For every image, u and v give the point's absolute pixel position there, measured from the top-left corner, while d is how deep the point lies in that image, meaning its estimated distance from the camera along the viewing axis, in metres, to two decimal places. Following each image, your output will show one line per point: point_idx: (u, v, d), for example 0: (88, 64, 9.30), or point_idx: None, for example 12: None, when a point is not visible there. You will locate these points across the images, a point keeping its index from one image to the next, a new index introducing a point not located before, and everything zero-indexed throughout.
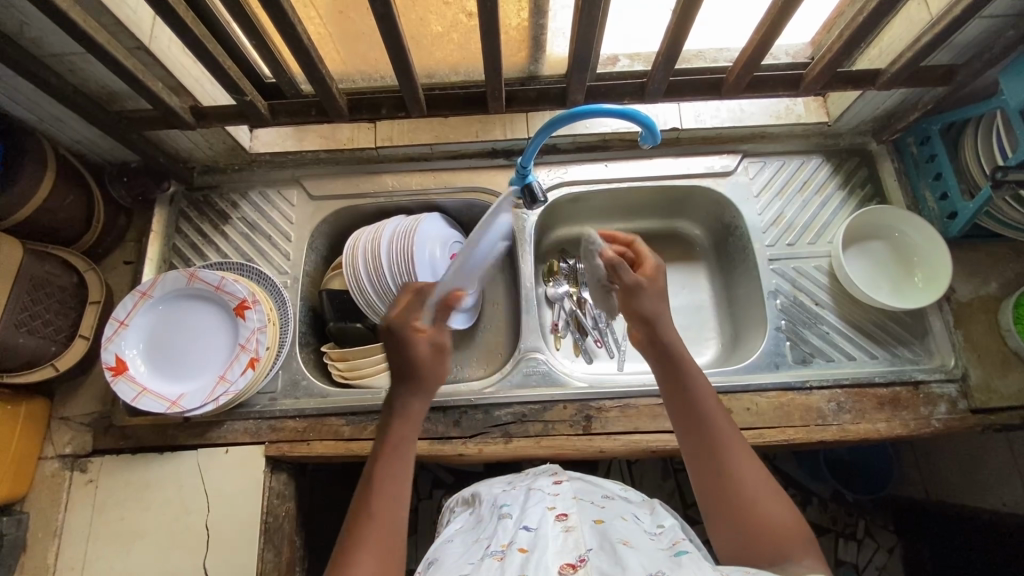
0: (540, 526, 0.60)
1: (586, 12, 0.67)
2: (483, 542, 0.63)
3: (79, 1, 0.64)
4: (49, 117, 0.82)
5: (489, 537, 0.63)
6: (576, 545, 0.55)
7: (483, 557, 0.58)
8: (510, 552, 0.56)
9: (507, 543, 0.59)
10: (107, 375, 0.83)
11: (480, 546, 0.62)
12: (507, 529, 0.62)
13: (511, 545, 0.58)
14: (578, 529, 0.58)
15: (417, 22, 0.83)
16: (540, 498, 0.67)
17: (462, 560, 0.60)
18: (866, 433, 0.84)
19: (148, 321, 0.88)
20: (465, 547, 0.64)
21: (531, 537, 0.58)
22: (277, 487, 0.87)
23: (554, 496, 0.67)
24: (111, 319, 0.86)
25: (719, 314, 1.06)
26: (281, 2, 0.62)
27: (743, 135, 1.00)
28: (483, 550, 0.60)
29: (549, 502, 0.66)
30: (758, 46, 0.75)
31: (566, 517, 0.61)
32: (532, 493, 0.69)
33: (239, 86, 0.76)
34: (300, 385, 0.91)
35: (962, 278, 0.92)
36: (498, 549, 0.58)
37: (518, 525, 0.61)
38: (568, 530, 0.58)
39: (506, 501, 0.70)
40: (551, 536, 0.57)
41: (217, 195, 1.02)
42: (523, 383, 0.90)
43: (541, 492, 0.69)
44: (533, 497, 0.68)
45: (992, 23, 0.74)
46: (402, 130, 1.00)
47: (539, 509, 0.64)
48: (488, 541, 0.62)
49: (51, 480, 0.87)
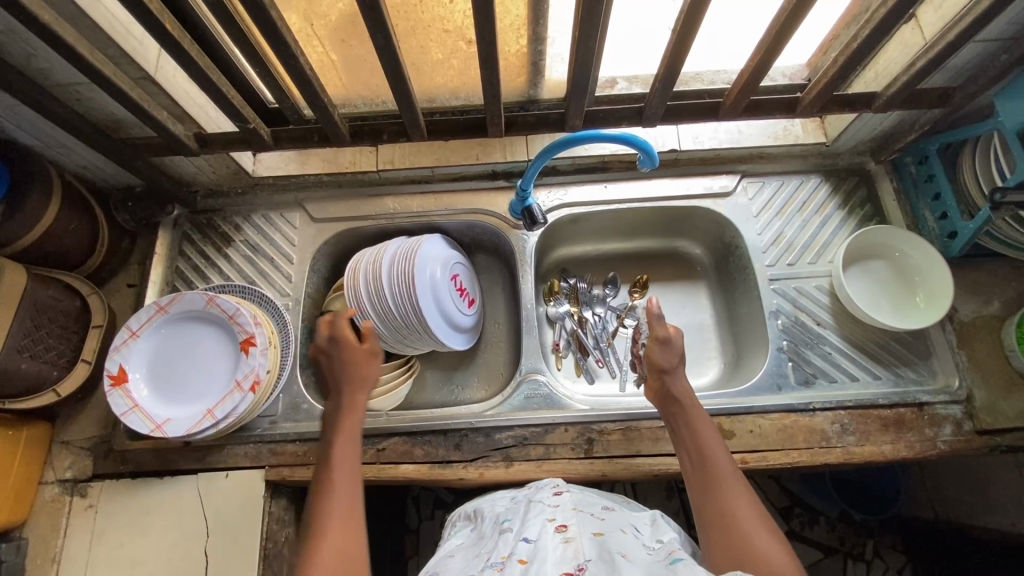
0: (539, 537, 0.60)
1: (583, 42, 0.69)
2: (484, 555, 0.62)
3: (87, 35, 0.65)
4: (55, 144, 0.84)
5: (491, 550, 0.62)
6: (575, 555, 0.56)
7: (484, 569, 0.58)
8: (510, 562, 0.57)
9: (507, 555, 0.59)
10: (105, 384, 0.84)
11: (481, 561, 0.62)
12: (508, 541, 0.62)
13: (511, 556, 0.58)
14: (578, 539, 0.59)
15: (418, 49, 0.85)
16: (540, 510, 0.67)
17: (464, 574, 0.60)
18: (871, 456, 0.83)
19: (159, 337, 0.89)
20: (466, 561, 0.64)
21: (531, 548, 0.58)
22: (277, 512, 0.87)
23: (554, 507, 0.67)
24: (115, 333, 0.86)
25: (721, 333, 1.06)
26: (284, 35, 0.64)
27: (741, 155, 1.01)
28: (484, 563, 0.60)
29: (550, 513, 0.66)
30: (755, 72, 0.76)
31: (566, 527, 0.61)
32: (532, 505, 0.69)
33: (242, 114, 0.77)
34: (300, 409, 0.91)
35: (964, 298, 0.91)
36: (499, 561, 0.58)
37: (518, 537, 0.62)
38: (568, 541, 0.59)
39: (507, 516, 0.69)
40: (552, 547, 0.58)
41: (220, 218, 1.03)
42: (524, 405, 0.89)
43: (541, 504, 0.69)
44: (534, 507, 0.68)
45: (986, 47, 0.75)
46: (404, 153, 1.01)
47: (539, 520, 0.64)
48: (489, 554, 0.62)
49: (51, 505, 0.86)
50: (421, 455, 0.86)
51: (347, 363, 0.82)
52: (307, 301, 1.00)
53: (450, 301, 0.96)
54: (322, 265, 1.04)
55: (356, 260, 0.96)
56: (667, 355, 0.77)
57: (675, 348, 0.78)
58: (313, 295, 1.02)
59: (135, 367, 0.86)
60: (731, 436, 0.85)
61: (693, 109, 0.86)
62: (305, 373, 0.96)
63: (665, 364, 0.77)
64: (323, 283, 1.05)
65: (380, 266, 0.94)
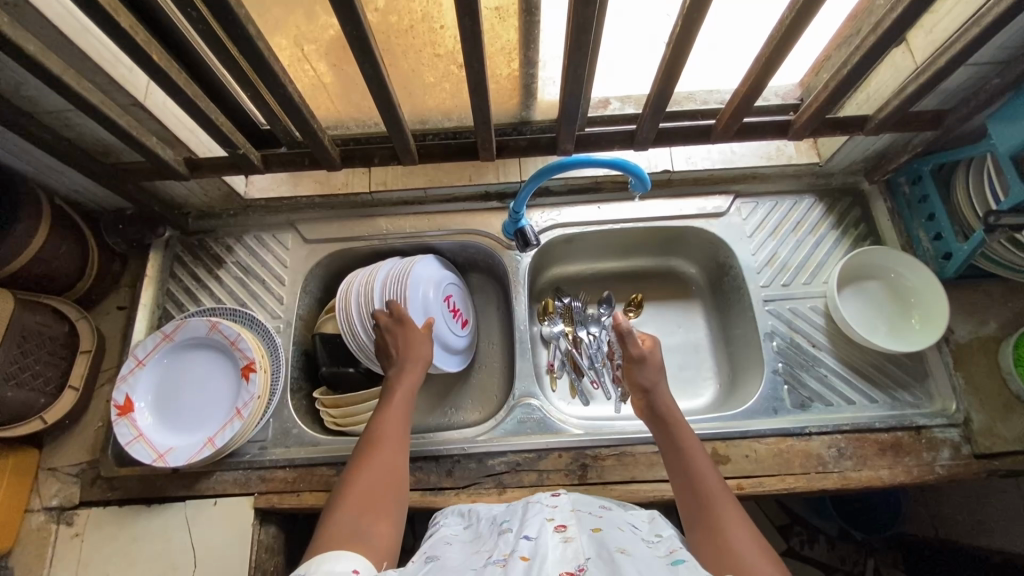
0: (540, 536, 0.58)
1: (572, 69, 0.68)
2: (482, 552, 0.60)
3: (75, 64, 0.65)
4: (45, 168, 0.83)
5: (490, 549, 0.60)
6: (575, 555, 0.54)
7: (484, 564, 0.56)
8: (512, 559, 0.54)
9: (508, 552, 0.57)
10: (113, 414, 0.84)
11: (480, 557, 0.59)
12: (508, 540, 0.60)
13: (512, 554, 0.56)
14: (577, 540, 0.57)
15: (409, 72, 0.85)
16: (539, 510, 0.65)
17: (463, 567, 0.57)
18: (868, 481, 0.82)
19: (165, 365, 0.89)
20: (464, 556, 0.61)
21: (532, 546, 0.56)
22: (266, 541, 0.85)
23: (552, 508, 0.65)
24: (131, 358, 0.87)
25: (717, 353, 1.05)
26: (272, 64, 0.63)
27: (734, 176, 1.01)
28: (484, 558, 0.57)
29: (548, 512, 0.64)
30: (745, 97, 0.76)
31: (565, 527, 0.60)
32: (530, 505, 0.67)
33: (232, 140, 0.76)
34: (291, 434, 0.90)
35: (960, 319, 0.91)
36: (500, 557, 0.56)
37: (518, 535, 0.60)
38: (568, 540, 0.57)
39: (505, 516, 0.67)
40: (552, 546, 0.56)
41: (212, 239, 1.02)
42: (518, 430, 0.88)
43: (539, 504, 0.67)
44: (532, 507, 0.66)
45: (977, 70, 0.74)
46: (397, 174, 1.01)
47: (538, 520, 0.62)
48: (489, 551, 0.59)
49: (37, 534, 0.85)
50: (412, 481, 0.85)
51: (405, 339, 0.82)
52: (299, 323, 0.99)
53: (442, 323, 0.95)
54: (315, 286, 1.03)
55: (349, 282, 0.95)
56: (646, 374, 0.78)
57: (654, 367, 0.79)
58: (305, 317, 1.01)
59: (141, 396, 0.86)
60: (727, 461, 0.84)
61: (684, 132, 0.86)
62: (296, 397, 0.95)
63: (645, 383, 0.78)
64: (315, 304, 1.04)
65: (372, 288, 0.93)
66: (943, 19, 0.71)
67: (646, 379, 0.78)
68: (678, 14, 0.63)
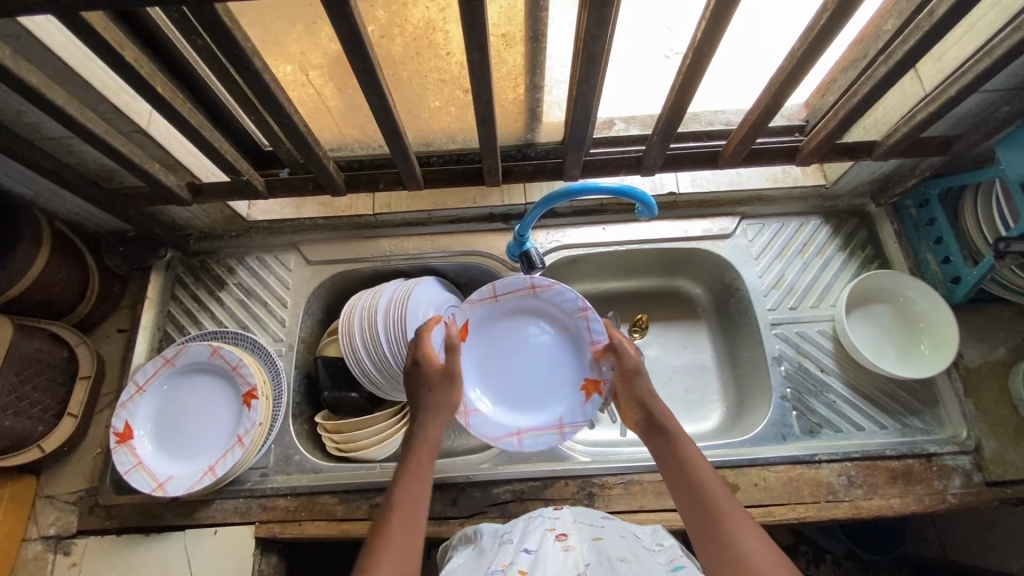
0: (540, 547, 0.57)
1: (580, 97, 0.68)
2: (483, 565, 0.59)
3: (78, 93, 0.65)
4: (46, 192, 0.83)
5: (490, 560, 0.59)
6: (575, 563, 0.53)
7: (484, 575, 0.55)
8: (511, 571, 0.53)
9: (508, 564, 0.55)
10: (112, 442, 0.83)
11: (481, 567, 0.58)
12: (508, 552, 0.59)
13: (512, 565, 0.55)
14: (578, 548, 0.56)
15: (414, 98, 0.85)
16: (540, 522, 0.65)
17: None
18: (879, 510, 0.81)
19: (165, 390, 0.88)
20: (465, 569, 0.60)
21: (532, 558, 0.55)
22: (267, 571, 0.84)
23: (554, 520, 0.65)
24: (131, 383, 0.86)
25: (723, 376, 1.04)
26: (278, 95, 0.63)
27: (740, 198, 1.00)
28: (484, 569, 0.56)
29: (549, 525, 0.64)
30: (756, 123, 0.75)
31: (566, 537, 0.59)
32: (531, 520, 0.67)
33: (235, 166, 0.76)
34: (292, 461, 0.88)
35: (969, 344, 0.90)
36: (499, 568, 0.55)
37: (519, 548, 0.59)
38: (568, 550, 0.56)
39: (507, 530, 0.66)
40: (552, 556, 0.55)
41: (214, 260, 1.01)
42: (522, 457, 0.87)
43: (541, 518, 0.67)
44: (533, 521, 0.66)
45: (987, 98, 0.74)
46: (400, 197, 1.01)
47: (538, 532, 0.62)
48: (489, 563, 0.58)
49: (34, 564, 0.83)
50: None
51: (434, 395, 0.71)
52: (301, 346, 0.98)
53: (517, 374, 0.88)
54: (318, 308, 1.02)
55: (352, 305, 0.93)
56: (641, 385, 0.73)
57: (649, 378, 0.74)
58: (307, 340, 1.00)
59: (140, 424, 0.85)
60: (736, 490, 0.83)
61: (691, 157, 0.86)
62: (298, 422, 0.93)
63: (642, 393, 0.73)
64: (317, 326, 1.03)
65: (375, 311, 0.91)
66: (954, 48, 0.71)
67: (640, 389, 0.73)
68: (690, 43, 0.63)
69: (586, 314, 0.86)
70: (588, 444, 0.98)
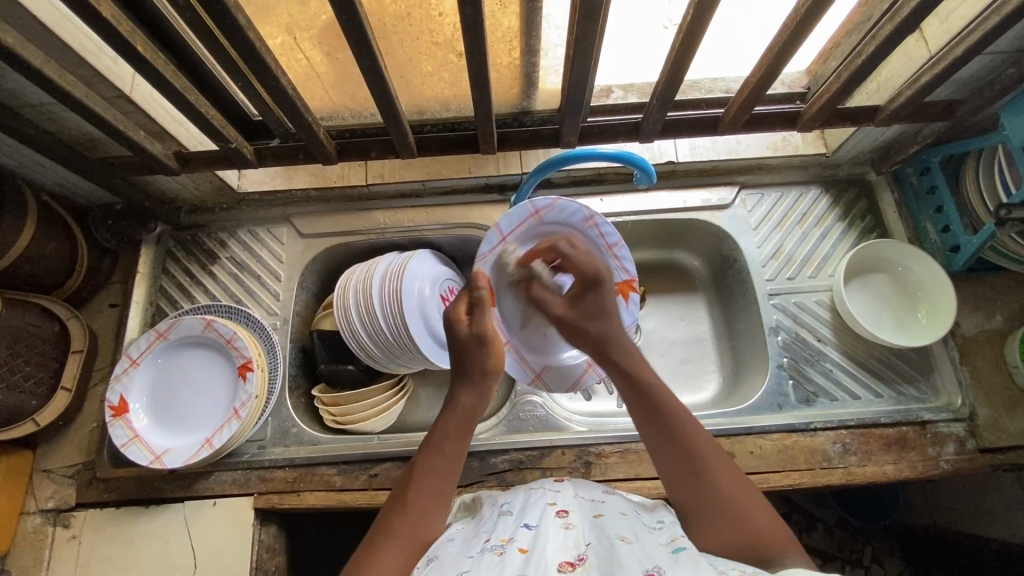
0: (541, 523, 0.55)
1: (578, 59, 0.65)
2: (480, 538, 0.56)
3: (56, 54, 0.63)
4: (30, 162, 0.80)
5: (487, 533, 0.56)
6: (576, 543, 0.51)
7: (481, 551, 0.52)
8: (510, 549, 0.51)
9: (507, 539, 0.53)
10: (107, 416, 0.82)
11: (478, 542, 0.55)
12: (506, 525, 0.56)
13: (511, 542, 0.52)
14: (580, 526, 0.54)
15: (406, 62, 0.82)
16: (541, 495, 0.62)
17: (459, 555, 0.53)
18: (873, 477, 0.82)
19: (159, 364, 0.87)
20: (461, 542, 0.57)
21: (532, 535, 0.53)
22: (267, 541, 0.85)
23: (556, 493, 0.62)
24: (124, 357, 0.85)
25: (719, 347, 1.04)
26: (263, 55, 0.60)
27: (739, 167, 0.99)
28: (481, 544, 0.53)
29: (551, 498, 0.61)
30: (756, 88, 0.73)
31: (568, 513, 0.57)
32: (532, 492, 0.64)
33: (223, 134, 0.74)
34: (289, 433, 0.88)
35: (967, 312, 0.90)
36: (497, 544, 0.53)
37: (518, 522, 0.56)
38: (569, 527, 0.54)
39: (506, 500, 0.63)
40: (553, 534, 0.53)
41: (205, 234, 0.99)
42: (519, 427, 0.88)
43: (542, 490, 0.64)
44: (534, 493, 0.63)
45: (993, 60, 0.72)
46: (393, 167, 0.99)
47: (539, 505, 0.59)
48: (486, 536, 0.56)
49: (34, 536, 0.84)
50: None
51: (455, 349, 0.67)
52: (296, 320, 0.97)
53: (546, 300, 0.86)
54: (312, 282, 1.01)
55: (347, 277, 0.92)
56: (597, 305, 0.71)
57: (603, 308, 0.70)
58: (303, 313, 0.99)
59: (136, 397, 0.85)
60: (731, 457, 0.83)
61: (690, 124, 0.84)
62: (295, 395, 0.93)
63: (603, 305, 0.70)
64: (312, 300, 1.02)
65: (370, 283, 0.89)
66: (961, 7, 0.69)
67: (592, 304, 0.70)
68: (683, 16, 0.62)
69: (592, 221, 0.83)
70: (585, 415, 0.98)
